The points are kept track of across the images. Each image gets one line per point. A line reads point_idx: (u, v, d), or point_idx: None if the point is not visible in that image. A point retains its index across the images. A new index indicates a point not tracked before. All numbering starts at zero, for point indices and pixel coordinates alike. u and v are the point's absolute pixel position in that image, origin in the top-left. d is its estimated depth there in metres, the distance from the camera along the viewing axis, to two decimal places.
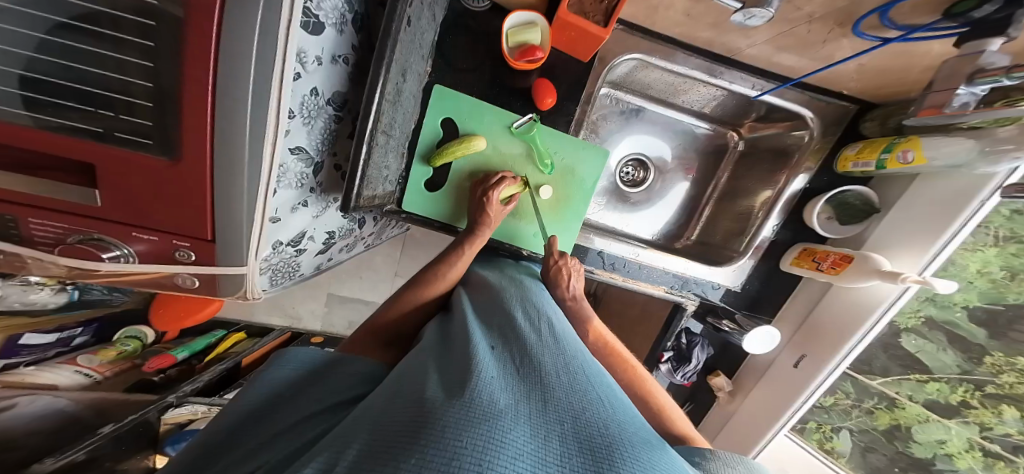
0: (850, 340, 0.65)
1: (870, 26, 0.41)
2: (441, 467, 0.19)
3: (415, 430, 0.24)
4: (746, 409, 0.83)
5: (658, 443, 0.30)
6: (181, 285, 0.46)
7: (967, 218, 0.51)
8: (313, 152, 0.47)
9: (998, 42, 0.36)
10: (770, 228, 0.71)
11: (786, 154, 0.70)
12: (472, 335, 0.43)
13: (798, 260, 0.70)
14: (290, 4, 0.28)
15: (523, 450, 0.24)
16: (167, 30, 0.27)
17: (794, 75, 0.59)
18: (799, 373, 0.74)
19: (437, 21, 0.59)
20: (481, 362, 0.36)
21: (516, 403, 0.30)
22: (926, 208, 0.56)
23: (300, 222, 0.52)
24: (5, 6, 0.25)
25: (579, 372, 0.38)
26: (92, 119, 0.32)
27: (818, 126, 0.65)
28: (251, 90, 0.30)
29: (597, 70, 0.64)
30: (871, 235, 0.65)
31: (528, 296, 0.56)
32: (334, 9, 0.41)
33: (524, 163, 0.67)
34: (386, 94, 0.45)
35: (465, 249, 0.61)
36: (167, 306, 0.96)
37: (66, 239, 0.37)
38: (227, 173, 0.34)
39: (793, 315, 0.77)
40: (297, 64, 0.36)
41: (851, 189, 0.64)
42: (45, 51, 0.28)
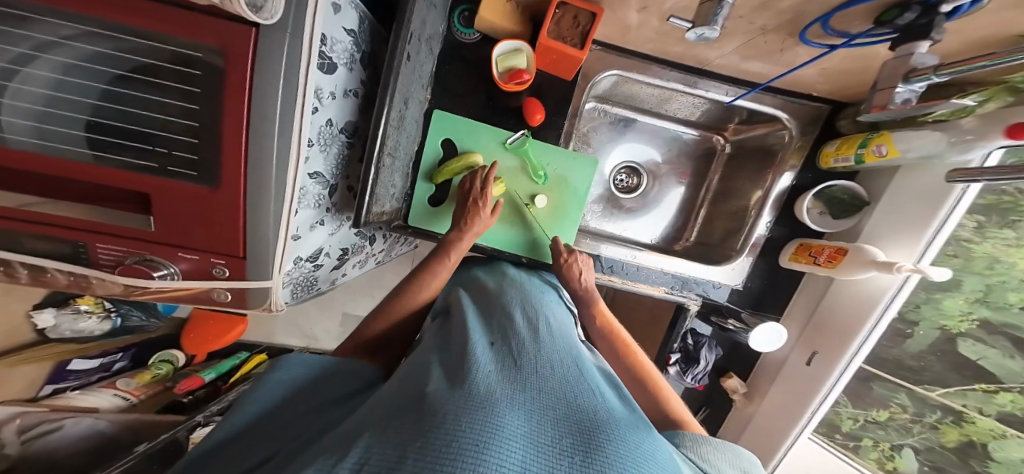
0: (858, 337, 0.65)
1: (815, 34, 0.42)
2: (445, 445, 0.21)
3: (418, 420, 0.26)
4: (764, 411, 0.80)
5: (644, 429, 0.33)
6: (216, 300, 0.51)
7: (952, 207, 0.52)
8: (328, 175, 0.53)
9: (925, 44, 0.34)
10: (764, 224, 0.72)
11: (771, 153, 0.73)
12: (472, 334, 0.46)
13: (795, 255, 0.71)
14: (308, 54, 0.35)
15: (518, 432, 0.26)
16: (209, 78, 0.34)
17: (761, 80, 0.63)
18: (813, 370, 0.72)
19: (434, 53, 0.66)
20: (476, 359, 0.39)
21: (511, 394, 0.32)
22: (907, 199, 0.58)
23: (318, 239, 0.57)
24: (78, 64, 0.33)
25: (568, 368, 0.42)
26: (144, 155, 0.38)
27: (795, 124, 0.68)
28: (277, 123, 0.36)
29: (581, 85, 0.70)
30: (868, 228, 0.65)
31: (525, 298, 0.59)
32: (344, 51, 0.47)
33: (518, 174, 0.72)
34: (390, 120, 0.51)
35: (456, 249, 0.63)
36: (197, 329, 1.05)
37: (125, 260, 0.43)
38: (257, 196, 0.40)
39: (801, 310, 0.77)
40: (315, 100, 0.43)
41: (837, 183, 0.65)
42: (107, 98, 0.35)
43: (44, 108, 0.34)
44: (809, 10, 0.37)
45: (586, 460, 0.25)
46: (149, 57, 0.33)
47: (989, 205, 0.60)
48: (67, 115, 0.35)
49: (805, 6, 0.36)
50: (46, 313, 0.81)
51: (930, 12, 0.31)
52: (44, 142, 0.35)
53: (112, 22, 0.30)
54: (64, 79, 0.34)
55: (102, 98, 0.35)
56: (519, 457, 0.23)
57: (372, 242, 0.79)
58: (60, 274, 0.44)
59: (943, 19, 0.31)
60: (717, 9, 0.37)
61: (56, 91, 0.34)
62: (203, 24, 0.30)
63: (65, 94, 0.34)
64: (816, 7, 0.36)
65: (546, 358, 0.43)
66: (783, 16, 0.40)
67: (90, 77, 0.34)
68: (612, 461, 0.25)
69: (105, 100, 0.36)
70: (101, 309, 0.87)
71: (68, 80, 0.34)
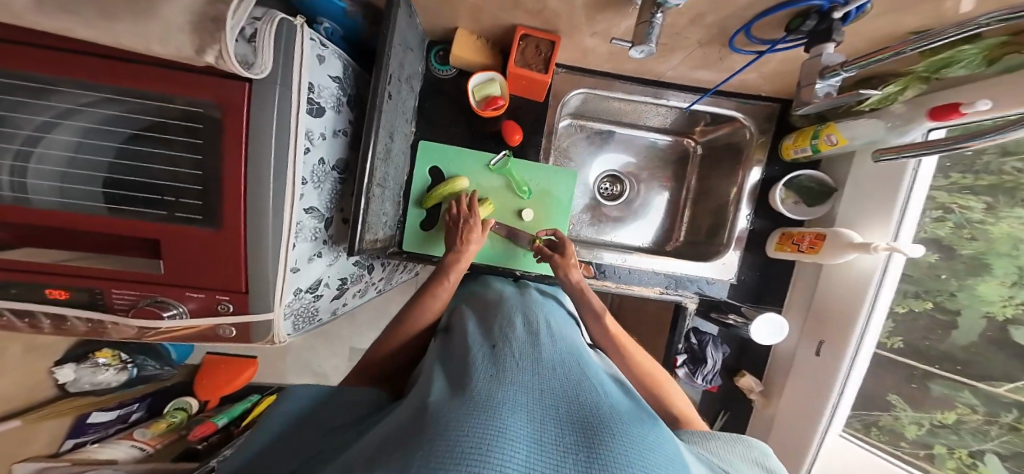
0: (858, 324, 0.62)
1: (743, 43, 0.47)
2: (451, 451, 0.23)
3: (420, 429, 0.28)
4: (784, 410, 0.72)
5: (647, 423, 0.34)
6: (220, 336, 0.50)
7: (908, 192, 0.55)
8: (324, 209, 0.56)
9: (831, 46, 0.38)
10: (745, 218, 0.74)
11: (739, 150, 0.75)
12: (473, 345, 0.48)
13: (780, 245, 0.72)
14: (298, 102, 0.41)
15: (523, 432, 0.28)
16: (211, 130, 0.39)
17: (713, 86, 0.68)
18: (825, 360, 0.66)
19: (416, 90, 0.72)
20: (476, 367, 0.40)
21: (511, 395, 0.34)
22: (872, 182, 0.60)
23: (317, 271, 0.58)
24: (97, 128, 0.38)
25: (570, 370, 0.43)
26: (155, 204, 0.42)
27: (755, 123, 0.71)
28: (271, 163, 0.41)
29: (553, 105, 0.76)
30: (840, 214, 0.66)
31: (524, 305, 0.61)
32: (331, 96, 0.51)
33: (504, 193, 0.77)
34: (376, 152, 0.55)
35: (452, 271, 0.64)
36: (210, 376, 1.08)
37: (138, 303, 0.45)
38: (255, 232, 0.43)
39: (800, 299, 0.74)
40: (306, 142, 0.47)
41: (803, 173, 0.68)
42: (121, 156, 0.40)
43: (66, 169, 0.39)
44: (732, 23, 0.41)
45: (591, 456, 0.26)
46: (159, 116, 0.39)
47: (993, 186, 0.60)
48: (87, 174, 0.40)
49: (725, 20, 0.41)
50: (66, 368, 0.86)
51: (826, 18, 0.36)
52: (65, 201, 0.39)
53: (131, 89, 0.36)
54: (83, 141, 0.38)
55: (116, 155, 0.40)
56: (523, 458, 0.24)
57: (371, 271, 0.81)
58: (80, 321, 0.47)
59: (836, 22, 0.36)
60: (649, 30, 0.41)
61: (76, 152, 0.39)
62: (205, 83, 0.36)
63: (84, 154, 0.39)
64: (736, 19, 0.40)
65: (547, 360, 0.44)
66: (711, 31, 0.44)
67: (105, 138, 0.39)
68: (614, 455, 0.26)
69: (121, 157, 0.40)
70: (119, 359, 0.92)
71: (86, 142, 0.39)
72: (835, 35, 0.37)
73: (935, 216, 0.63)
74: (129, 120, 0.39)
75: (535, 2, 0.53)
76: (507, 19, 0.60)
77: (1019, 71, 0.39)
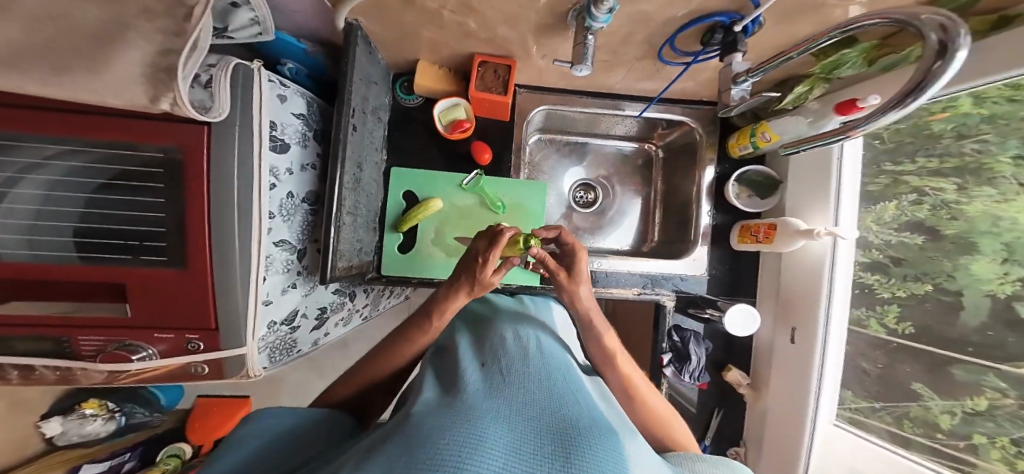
0: (822, 305, 0.63)
1: (670, 56, 0.58)
2: (427, 458, 0.23)
3: (401, 433, 0.28)
4: (774, 398, 0.70)
5: (628, 439, 0.34)
6: (194, 374, 0.49)
7: (838, 177, 0.60)
8: (296, 241, 0.56)
9: (738, 54, 0.48)
10: (706, 214, 0.76)
11: (693, 149, 0.79)
12: (465, 361, 0.48)
13: (741, 237, 0.73)
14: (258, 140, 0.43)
15: (502, 442, 0.28)
16: (174, 172, 0.40)
17: (658, 92, 0.74)
18: (800, 349, 0.66)
19: (384, 121, 0.75)
20: (466, 381, 0.41)
21: (495, 406, 0.34)
22: (808, 171, 0.64)
23: (292, 302, 0.58)
24: (64, 180, 0.39)
25: (558, 383, 0.43)
26: (120, 249, 0.42)
27: (703, 124, 0.77)
28: (235, 198, 0.43)
29: (519, 122, 0.81)
30: (789, 203, 0.69)
31: (515, 321, 0.61)
32: (296, 132, 0.53)
33: (478, 210, 0.80)
34: (344, 182, 0.57)
35: (448, 311, 0.57)
36: (205, 419, 1.04)
37: (106, 347, 0.45)
38: (223, 267, 0.44)
39: (769, 288, 0.74)
40: (271, 177, 0.48)
41: (751, 167, 0.71)
42: (91, 205, 0.41)
43: (33, 221, 0.40)
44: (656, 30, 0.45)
45: (567, 464, 0.26)
46: (123, 164, 0.40)
47: (959, 168, 0.57)
48: (55, 225, 0.40)
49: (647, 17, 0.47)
50: (53, 421, 0.86)
51: (730, 31, 0.47)
52: (35, 252, 0.40)
53: (98, 141, 0.38)
54: (49, 193, 0.40)
55: (87, 205, 0.41)
56: (499, 465, 0.24)
57: (354, 298, 0.81)
58: (50, 370, 0.47)
59: (738, 34, 0.46)
60: (584, 49, 0.51)
61: (43, 205, 0.40)
62: (166, 130, 0.38)
63: (52, 206, 0.40)
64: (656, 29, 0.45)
65: (536, 373, 0.44)
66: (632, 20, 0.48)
67: (74, 188, 0.40)
68: (591, 465, 0.26)
69: (90, 206, 0.41)
70: (106, 408, 0.91)
71: (52, 194, 0.40)
72: (739, 45, 0.47)
73: (911, 200, 0.62)
74: (96, 170, 0.40)
75: (485, 31, 0.61)
76: (463, 47, 0.67)
77: (893, 69, 0.47)
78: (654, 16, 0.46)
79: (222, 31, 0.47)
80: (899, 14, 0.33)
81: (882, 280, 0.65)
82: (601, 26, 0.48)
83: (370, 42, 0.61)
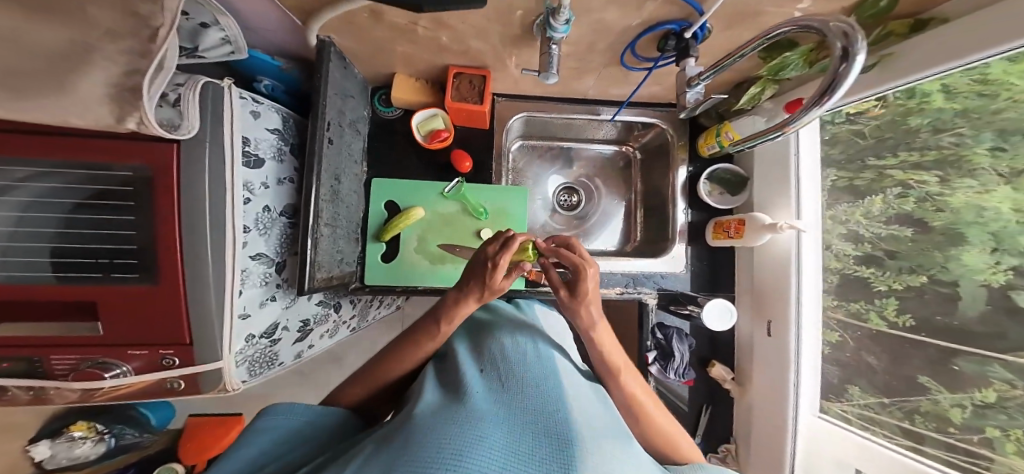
0: (791, 290, 0.65)
1: (633, 62, 0.65)
2: (429, 462, 0.25)
3: (405, 433, 0.31)
4: (758, 394, 0.72)
5: (618, 446, 0.36)
6: (170, 390, 0.49)
7: (797, 174, 0.65)
8: (274, 255, 0.56)
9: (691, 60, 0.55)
10: (682, 212, 0.81)
11: (666, 149, 0.85)
12: (466, 365, 0.49)
13: (715, 233, 0.77)
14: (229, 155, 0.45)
15: (498, 446, 0.30)
16: (143, 190, 0.41)
17: (625, 98, 0.80)
18: (776, 341, 0.68)
19: (363, 133, 0.77)
20: (467, 383, 0.43)
21: (492, 408, 0.37)
22: (772, 169, 0.70)
23: (271, 315, 0.57)
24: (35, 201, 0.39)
25: (555, 386, 0.44)
26: (92, 267, 0.42)
27: (672, 126, 0.83)
28: (207, 212, 0.43)
29: (499, 129, 0.85)
30: (755, 199, 0.75)
31: (515, 327, 0.62)
32: (270, 147, 0.54)
33: (460, 216, 0.80)
34: (321, 194, 0.57)
35: (457, 316, 0.58)
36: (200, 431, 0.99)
37: (79, 366, 0.44)
38: (196, 282, 0.44)
39: (744, 280, 0.77)
40: (245, 192, 0.49)
41: (718, 166, 0.77)
42: (68, 224, 0.41)
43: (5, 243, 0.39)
44: None
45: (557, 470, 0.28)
46: (97, 183, 0.41)
47: (938, 161, 0.57)
48: (28, 246, 0.40)
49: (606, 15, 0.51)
50: (42, 444, 0.85)
51: (682, 39, 0.53)
52: (8, 274, 0.40)
53: (72, 161, 0.39)
54: (24, 215, 0.40)
55: (65, 225, 0.41)
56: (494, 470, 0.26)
57: (338, 309, 0.81)
58: (21, 390, 0.47)
59: (690, 41, 0.53)
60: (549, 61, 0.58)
61: (16, 227, 0.39)
62: (136, 149, 0.39)
63: (25, 227, 0.40)
64: None
65: (534, 376, 0.46)
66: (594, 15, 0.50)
67: (49, 209, 0.41)
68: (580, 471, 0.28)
69: (66, 226, 0.41)
70: (95, 430, 0.90)
71: (27, 216, 0.40)
72: (691, 51, 0.53)
73: (896, 193, 0.62)
74: (72, 190, 0.41)
75: (459, 44, 0.63)
76: (439, 60, 0.69)
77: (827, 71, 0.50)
78: (612, 24, 0.54)
79: (192, 51, 0.49)
80: (812, 19, 0.37)
81: (877, 272, 0.64)
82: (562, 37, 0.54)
83: (345, 57, 0.63)
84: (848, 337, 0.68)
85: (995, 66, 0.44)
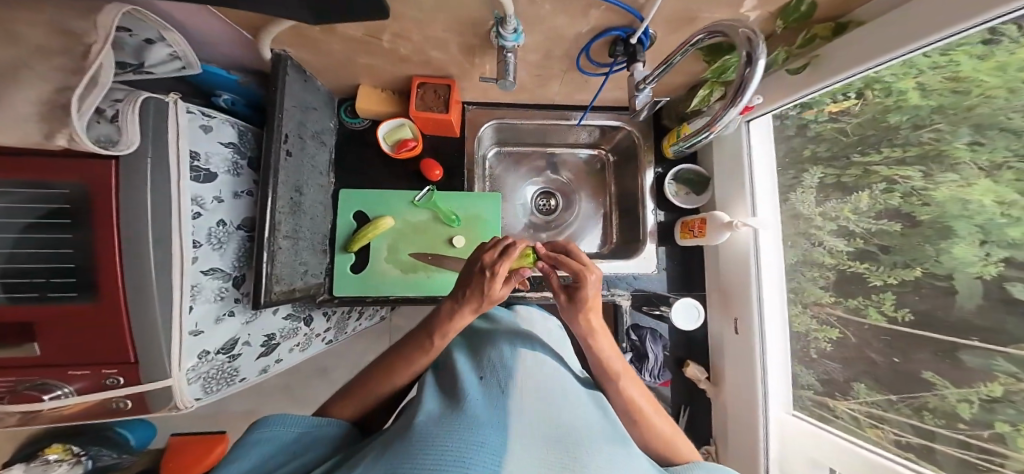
0: (752, 287, 0.71)
1: (589, 67, 0.68)
2: None
3: (404, 446, 0.29)
4: (730, 392, 0.76)
5: (619, 450, 0.36)
6: (115, 410, 0.48)
7: (749, 175, 0.73)
8: (231, 269, 0.56)
9: (639, 64, 0.58)
10: (651, 213, 0.84)
11: (634, 156, 0.89)
12: (463, 370, 0.48)
13: (682, 233, 0.82)
14: (175, 171, 0.45)
15: (505, 457, 0.29)
16: (80, 207, 0.39)
17: (588, 102, 0.82)
18: (743, 338, 0.73)
19: (329, 145, 0.77)
20: (465, 390, 0.41)
21: (492, 416, 0.35)
22: (729, 174, 0.77)
23: (229, 330, 0.57)
24: None
25: (553, 394, 0.44)
26: (27, 288, 0.39)
27: (637, 128, 0.86)
28: (149, 228, 0.43)
29: (469, 137, 0.85)
30: (718, 197, 0.81)
31: (513, 332, 0.59)
32: (224, 161, 0.54)
33: (432, 225, 0.80)
34: (280, 207, 0.56)
35: (451, 329, 0.54)
36: (183, 451, 0.89)
37: (15, 388, 0.42)
38: (139, 299, 0.43)
39: (712, 278, 0.83)
40: (194, 206, 0.48)
41: (683, 166, 0.83)
42: (19, 245, 0.39)
43: None
44: None
45: None
46: (44, 201, 0.38)
47: (921, 155, 0.52)
48: None
49: (554, 18, 0.53)
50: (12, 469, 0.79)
51: (629, 44, 0.57)
52: None
53: (11, 178, 0.37)
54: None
55: (14, 245, 0.38)
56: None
57: (310, 322, 0.79)
58: None
59: (636, 46, 0.57)
60: (506, 68, 0.59)
61: None
62: (75, 166, 0.38)
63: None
64: None
65: (533, 382, 0.45)
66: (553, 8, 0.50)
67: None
68: None
69: (17, 247, 0.39)
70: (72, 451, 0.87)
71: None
72: (639, 55, 0.57)
73: (882, 189, 0.56)
74: (23, 208, 0.38)
75: (419, 55, 0.63)
76: (401, 71, 0.69)
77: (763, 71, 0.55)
78: (564, 32, 0.56)
79: (138, 67, 0.48)
80: (726, 26, 0.42)
81: (871, 267, 0.57)
82: (514, 44, 0.56)
83: (303, 70, 0.63)
84: (849, 333, 0.61)
85: (964, 64, 0.44)
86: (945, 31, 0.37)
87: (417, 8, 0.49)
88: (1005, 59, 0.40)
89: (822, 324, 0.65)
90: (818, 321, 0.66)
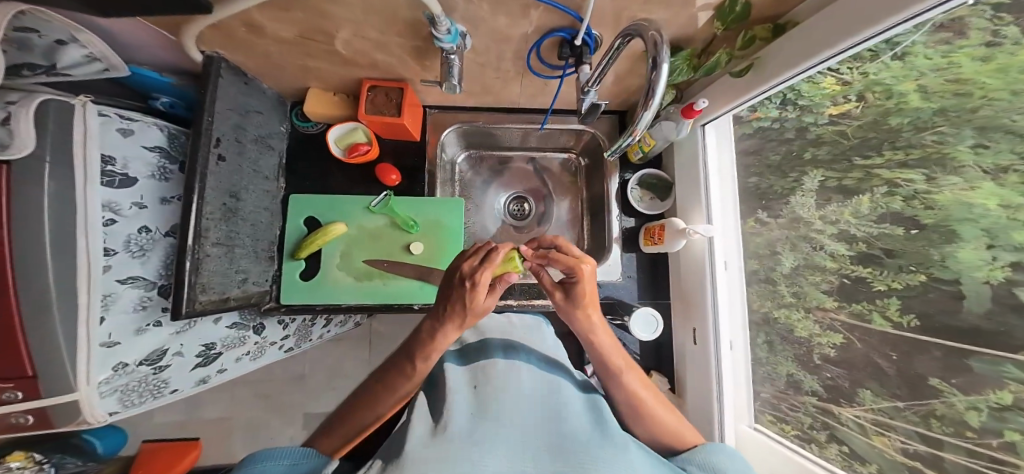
0: (710, 292, 0.71)
1: (541, 69, 0.65)
2: None
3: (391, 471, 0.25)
4: (692, 402, 0.75)
5: (621, 439, 0.34)
6: (14, 425, 0.44)
7: (705, 182, 0.72)
8: (154, 277, 0.53)
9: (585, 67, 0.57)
10: (615, 221, 0.82)
11: (601, 162, 0.87)
12: (455, 375, 0.45)
13: (646, 239, 0.81)
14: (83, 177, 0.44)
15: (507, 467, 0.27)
16: None
17: (549, 105, 0.81)
18: (701, 347, 0.73)
19: (279, 151, 0.77)
20: (454, 401, 0.37)
21: (490, 434, 0.32)
22: (686, 181, 0.77)
23: (154, 341, 0.54)
24: None
25: (550, 390, 0.42)
26: None
27: (602, 130, 0.85)
28: (47, 231, 0.40)
29: (431, 142, 0.83)
30: (679, 203, 0.80)
31: (506, 343, 0.57)
32: (147, 166, 0.53)
33: (388, 230, 0.77)
34: (212, 213, 0.55)
35: (436, 350, 0.48)
36: (152, 458, 0.84)
37: None
38: (36, 307, 0.40)
39: (675, 286, 0.82)
40: (105, 212, 0.47)
41: (646, 171, 0.83)
42: None
43: None
44: None
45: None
46: None
47: (923, 159, 0.44)
48: None
49: (492, 19, 0.51)
50: None
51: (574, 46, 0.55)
52: None
53: None
54: None
55: None
56: None
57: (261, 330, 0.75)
58: None
59: (583, 47, 0.55)
60: (451, 71, 0.57)
61: None
62: None
63: None
64: None
65: (527, 382, 0.43)
66: (489, 7, 0.47)
67: None
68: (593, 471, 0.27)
69: None
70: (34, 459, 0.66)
71: None
72: (585, 57, 0.56)
73: (884, 192, 0.48)
74: None
75: (364, 58, 0.61)
76: (349, 75, 0.68)
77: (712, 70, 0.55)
78: (509, 32, 0.54)
79: (51, 69, 0.46)
80: (634, 26, 0.42)
81: (876, 271, 0.49)
82: (454, 46, 0.53)
83: (244, 73, 0.62)
84: (854, 338, 0.52)
85: (964, 67, 0.38)
86: (873, 28, 0.35)
87: (347, 10, 0.47)
88: (1005, 61, 0.35)
89: (825, 328, 0.56)
90: (822, 326, 0.57)
